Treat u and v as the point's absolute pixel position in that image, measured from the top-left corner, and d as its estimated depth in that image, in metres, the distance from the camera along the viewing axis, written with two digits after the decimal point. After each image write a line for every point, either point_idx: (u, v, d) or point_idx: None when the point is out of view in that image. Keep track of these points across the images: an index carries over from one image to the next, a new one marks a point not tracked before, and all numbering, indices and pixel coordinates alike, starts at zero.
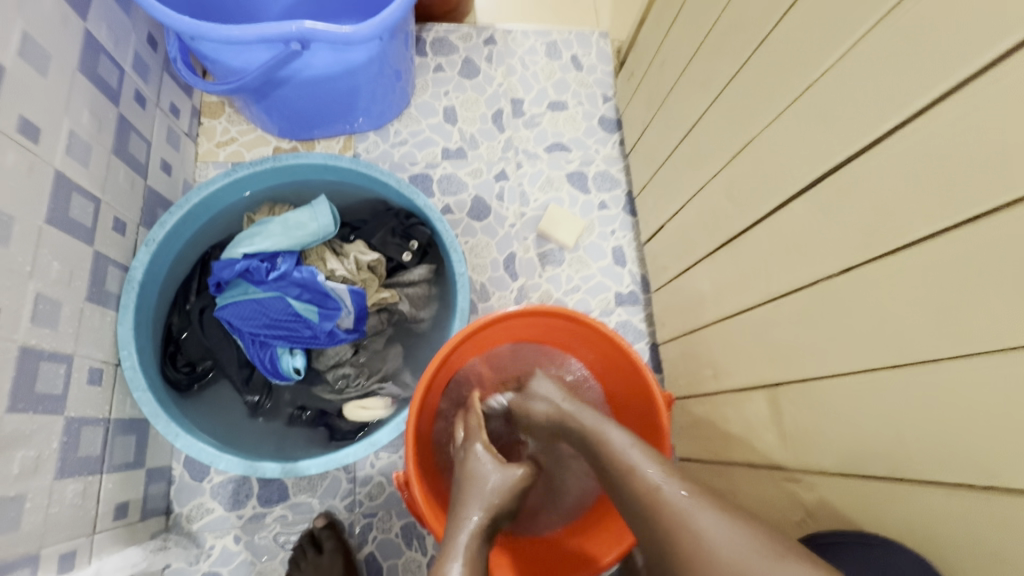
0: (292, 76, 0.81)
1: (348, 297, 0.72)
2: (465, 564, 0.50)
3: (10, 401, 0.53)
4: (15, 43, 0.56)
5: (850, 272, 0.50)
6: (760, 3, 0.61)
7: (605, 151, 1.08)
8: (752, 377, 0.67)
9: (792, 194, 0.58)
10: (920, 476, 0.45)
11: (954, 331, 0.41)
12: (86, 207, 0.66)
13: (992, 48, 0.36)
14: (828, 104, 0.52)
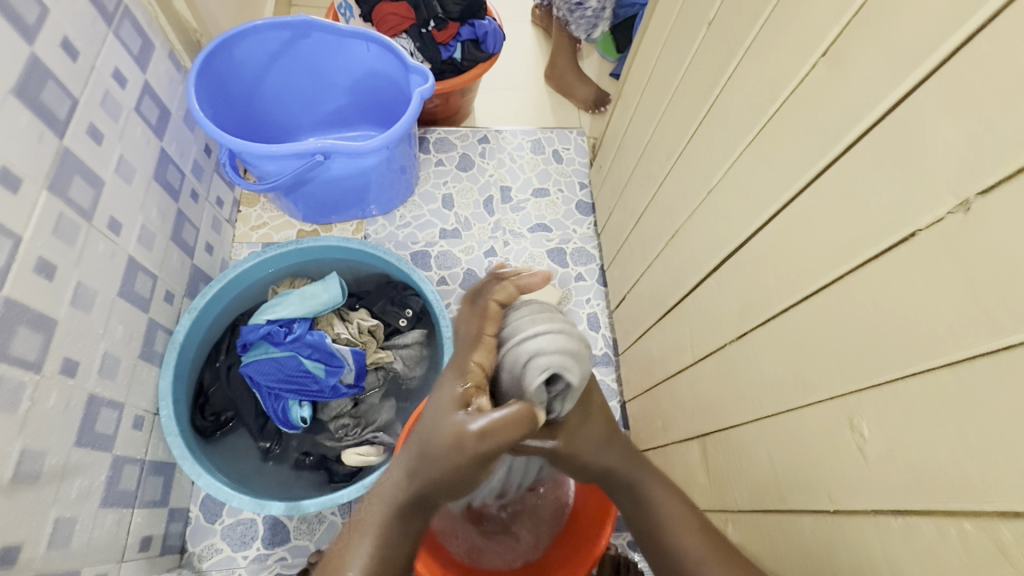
0: (316, 176, 1.00)
1: (350, 356, 0.87)
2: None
3: (77, 437, 0.66)
4: (113, 163, 0.75)
5: (743, 336, 0.63)
6: (677, 127, 0.79)
7: (582, 230, 1.25)
8: (691, 428, 0.77)
9: (706, 272, 0.72)
10: (800, 506, 0.54)
11: (804, 381, 0.53)
12: (146, 282, 0.82)
13: (800, 178, 0.52)
14: (721, 204, 0.67)
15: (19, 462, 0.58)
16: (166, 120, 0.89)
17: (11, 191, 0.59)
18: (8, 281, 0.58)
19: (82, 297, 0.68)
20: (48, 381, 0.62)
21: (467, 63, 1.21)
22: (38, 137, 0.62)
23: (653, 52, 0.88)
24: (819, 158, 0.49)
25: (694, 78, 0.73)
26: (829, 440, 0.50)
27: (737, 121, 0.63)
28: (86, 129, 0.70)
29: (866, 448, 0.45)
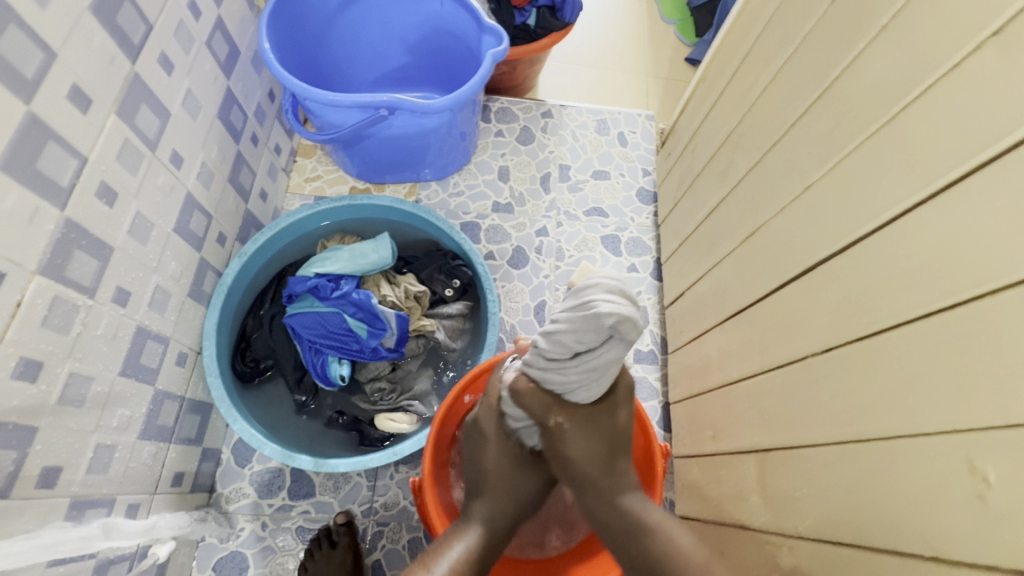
0: (377, 132, 0.97)
1: (394, 320, 0.84)
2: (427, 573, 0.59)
3: (123, 366, 0.66)
4: (181, 95, 0.74)
5: (829, 350, 0.57)
6: (772, 114, 0.72)
7: (640, 218, 1.18)
8: (747, 442, 0.71)
9: (790, 275, 0.65)
10: (881, 546, 0.48)
11: (910, 409, 0.46)
12: (201, 222, 0.81)
13: (939, 178, 0.45)
14: (819, 202, 0.61)
15: (66, 384, 0.58)
16: (235, 58, 0.87)
17: (81, 111, 0.57)
18: (70, 203, 0.57)
19: (139, 228, 0.68)
20: (100, 308, 0.62)
21: (541, 30, 1.14)
22: (110, 60, 0.60)
23: (752, 31, 0.80)
24: (970, 159, 0.42)
25: (805, 59, 0.65)
26: (937, 478, 0.43)
27: (856, 111, 0.56)
28: (158, 57, 0.68)
29: (988, 496, 0.39)
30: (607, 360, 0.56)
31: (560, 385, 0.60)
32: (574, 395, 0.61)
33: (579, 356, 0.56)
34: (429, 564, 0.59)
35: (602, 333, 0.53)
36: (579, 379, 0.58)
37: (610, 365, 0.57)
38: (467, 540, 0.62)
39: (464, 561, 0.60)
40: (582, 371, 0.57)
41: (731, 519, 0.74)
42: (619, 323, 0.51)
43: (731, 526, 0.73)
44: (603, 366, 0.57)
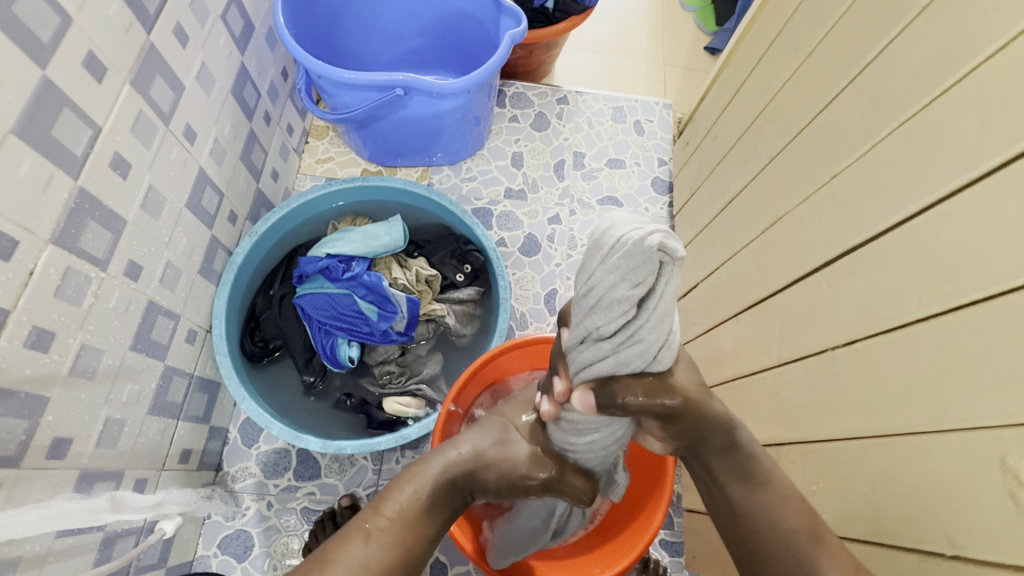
0: (391, 113, 0.95)
1: (405, 304, 0.83)
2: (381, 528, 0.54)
3: (134, 341, 0.66)
4: (195, 69, 0.72)
5: (852, 343, 0.56)
6: (800, 100, 0.70)
7: (655, 209, 1.17)
8: (761, 436, 0.70)
9: (813, 267, 0.64)
10: (901, 542, 0.48)
11: (937, 404, 0.45)
12: (213, 199, 0.80)
13: (977, 167, 0.44)
14: (847, 191, 0.59)
15: (78, 356, 0.58)
16: (250, 34, 0.86)
17: (96, 79, 0.56)
18: (84, 172, 0.56)
19: (152, 201, 0.67)
20: (112, 280, 0.61)
21: (559, 14, 1.12)
22: (126, 28, 0.59)
23: (781, 15, 0.78)
24: (1013, 145, 0.41)
25: (836, 45, 0.64)
26: (963, 476, 0.42)
27: (892, 97, 0.54)
28: (173, 28, 0.67)
29: (1019, 495, 0.38)
30: (672, 302, 0.42)
31: (635, 357, 0.46)
32: (650, 356, 0.47)
33: (643, 308, 0.43)
34: (379, 509, 0.55)
35: (654, 266, 0.40)
36: (652, 342, 0.45)
37: (675, 309, 0.44)
38: (420, 484, 0.58)
39: (418, 512, 0.56)
40: (655, 324, 0.44)
41: None
42: (667, 248, 0.39)
43: None
44: (671, 307, 0.43)
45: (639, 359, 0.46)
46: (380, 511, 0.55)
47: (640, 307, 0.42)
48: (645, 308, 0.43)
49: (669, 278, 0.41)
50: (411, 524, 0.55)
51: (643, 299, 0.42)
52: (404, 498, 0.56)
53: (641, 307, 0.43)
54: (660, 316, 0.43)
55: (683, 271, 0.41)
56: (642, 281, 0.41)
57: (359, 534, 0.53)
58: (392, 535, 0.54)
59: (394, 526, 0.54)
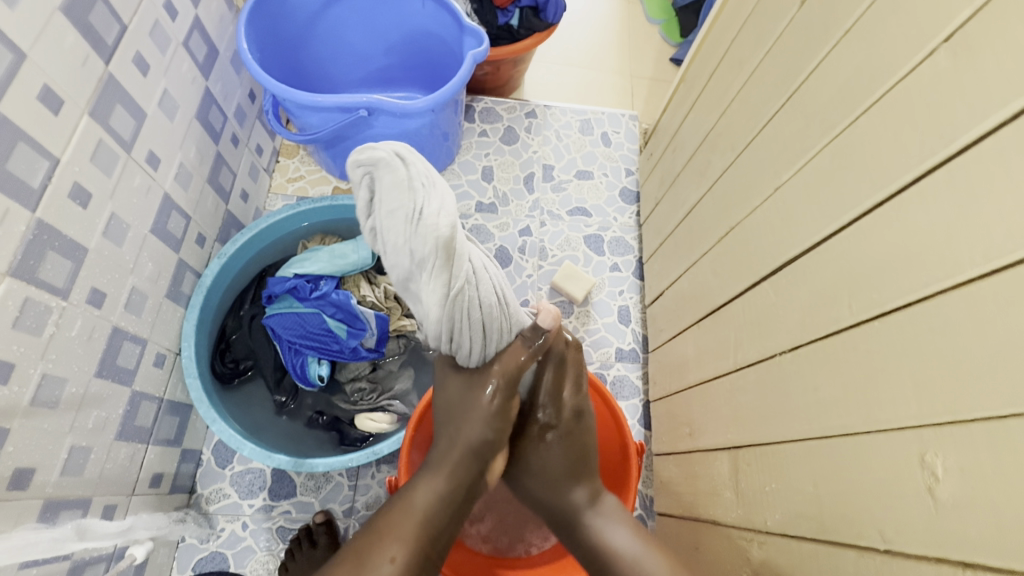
0: (358, 133, 0.97)
1: (374, 320, 0.85)
2: (389, 545, 0.57)
3: (98, 368, 0.66)
4: (157, 96, 0.73)
5: (796, 349, 0.59)
6: (747, 115, 0.73)
7: (623, 218, 1.19)
8: (721, 439, 0.73)
9: (761, 275, 0.67)
10: (842, 539, 0.50)
11: (869, 406, 0.48)
12: (179, 223, 0.81)
13: (896, 181, 0.47)
14: (788, 203, 0.62)
15: (39, 386, 0.58)
16: (213, 59, 0.87)
17: (52, 112, 0.57)
18: (42, 204, 0.57)
19: (115, 228, 0.67)
20: (73, 309, 0.62)
21: (523, 30, 1.14)
22: (83, 60, 0.60)
23: (729, 33, 0.82)
24: (923, 162, 0.44)
25: (775, 64, 0.67)
26: (892, 473, 0.45)
27: (823, 114, 0.57)
28: (133, 58, 0.68)
29: (938, 490, 0.41)
30: (397, 189, 0.47)
31: (413, 246, 0.47)
32: (439, 249, 0.46)
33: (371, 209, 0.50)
34: (380, 532, 0.58)
35: (365, 175, 0.48)
36: (417, 228, 0.46)
37: (422, 247, 0.46)
38: (416, 506, 0.59)
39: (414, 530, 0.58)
40: (399, 234, 0.47)
41: (706, 515, 0.75)
42: (367, 158, 0.48)
43: (707, 522, 0.74)
44: (388, 224, 0.48)
45: (419, 249, 0.46)
46: (382, 534, 0.57)
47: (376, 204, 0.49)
48: (389, 209, 0.47)
49: (374, 178, 0.48)
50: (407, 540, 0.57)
51: (363, 190, 0.50)
52: (403, 517, 0.59)
53: (388, 215, 0.47)
54: (381, 224, 0.48)
55: (393, 163, 0.47)
56: (380, 173, 0.48)
57: (353, 555, 0.56)
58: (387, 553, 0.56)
59: (389, 552, 0.56)
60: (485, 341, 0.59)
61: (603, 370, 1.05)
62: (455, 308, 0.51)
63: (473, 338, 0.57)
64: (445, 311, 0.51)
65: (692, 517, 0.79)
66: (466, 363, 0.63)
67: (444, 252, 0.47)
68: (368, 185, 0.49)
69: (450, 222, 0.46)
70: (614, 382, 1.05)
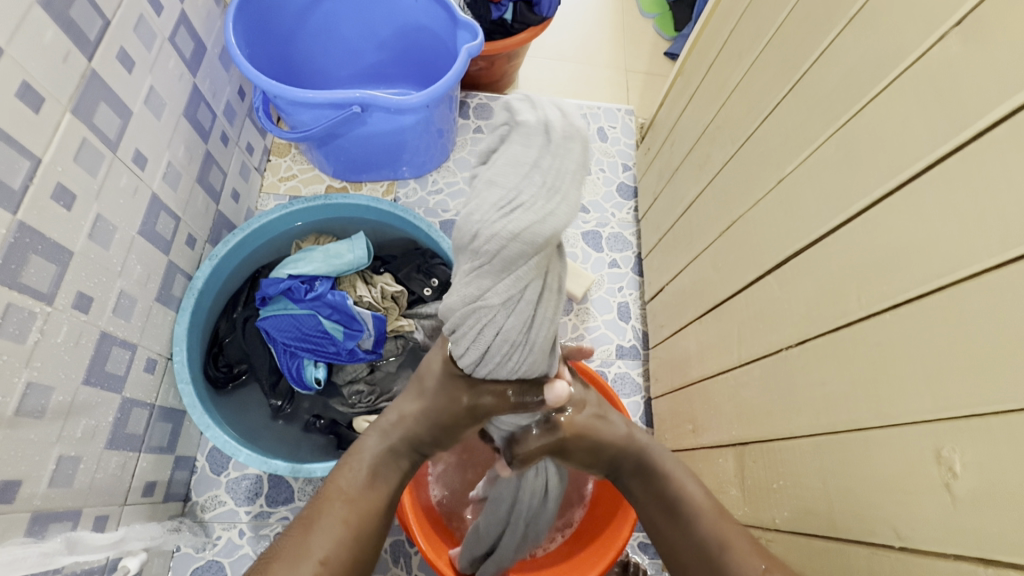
0: (351, 130, 0.95)
1: (371, 322, 0.83)
2: (329, 511, 0.48)
3: (86, 374, 0.64)
4: (143, 93, 0.71)
5: (803, 344, 0.58)
6: (748, 107, 0.72)
7: (621, 214, 1.18)
8: (725, 436, 0.72)
9: (765, 269, 0.66)
10: (854, 536, 0.49)
11: (880, 401, 0.47)
12: (168, 224, 0.79)
13: (905, 170, 0.46)
14: (792, 196, 0.61)
15: (24, 395, 0.56)
16: (201, 55, 0.85)
17: (33, 110, 0.55)
18: (24, 206, 0.54)
19: (101, 230, 0.65)
20: (59, 314, 0.60)
21: (517, 25, 1.13)
22: (64, 56, 0.58)
23: (727, 24, 0.80)
24: (933, 150, 0.43)
25: (776, 54, 0.66)
26: (906, 468, 0.44)
27: (827, 104, 0.56)
28: (116, 54, 0.66)
29: (955, 486, 0.40)
30: (514, 169, 0.36)
31: (483, 229, 0.35)
32: (506, 253, 0.35)
33: (484, 163, 0.38)
34: (322, 497, 0.49)
35: (501, 129, 0.38)
36: (504, 220, 0.35)
37: (498, 222, 0.35)
38: (363, 463, 0.52)
39: (364, 486, 0.51)
40: (484, 196, 0.36)
41: None
42: (514, 111, 0.38)
43: None
44: (483, 187, 0.36)
45: (484, 242, 0.35)
46: (323, 499, 0.49)
47: (496, 158, 0.37)
48: (498, 171, 0.36)
49: (502, 136, 0.38)
50: (358, 499, 0.49)
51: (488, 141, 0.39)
52: (349, 480, 0.50)
53: (495, 174, 0.36)
54: (490, 184, 0.36)
55: (535, 132, 0.36)
56: (506, 134, 0.38)
57: (298, 525, 0.47)
58: (338, 515, 0.48)
59: (338, 513, 0.48)
60: (482, 359, 0.44)
61: (604, 367, 1.04)
62: (472, 316, 0.40)
63: (472, 348, 0.43)
64: (464, 312, 0.40)
65: None
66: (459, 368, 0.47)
67: (502, 265, 0.36)
68: (500, 141, 0.38)
69: (538, 242, 0.35)
70: (615, 379, 1.04)
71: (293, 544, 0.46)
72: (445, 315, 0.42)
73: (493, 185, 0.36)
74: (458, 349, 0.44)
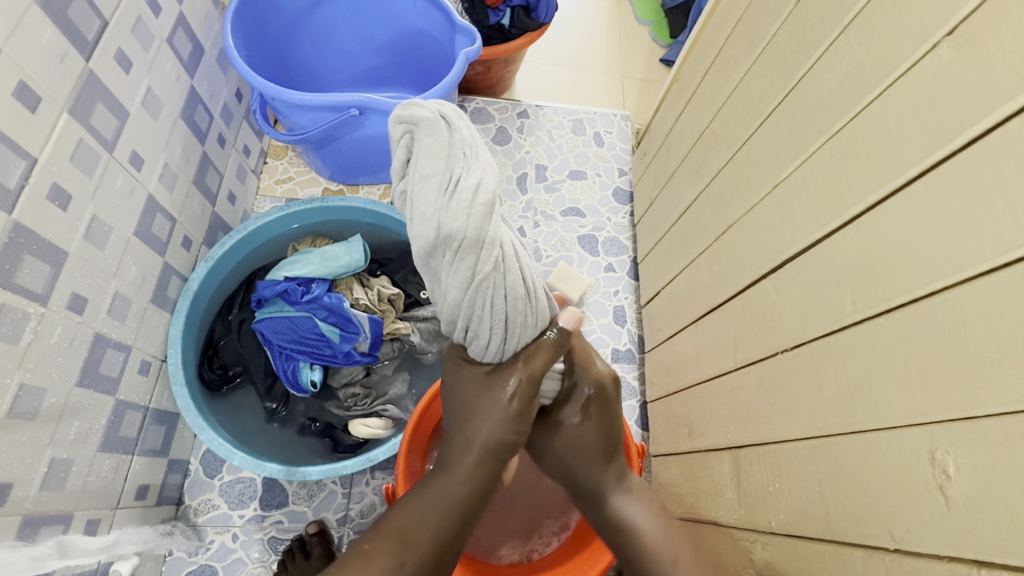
0: (349, 133, 0.95)
1: (368, 324, 0.83)
2: (386, 550, 0.51)
3: (80, 376, 0.64)
4: (140, 94, 0.71)
5: (798, 347, 0.58)
6: (744, 113, 0.73)
7: (617, 218, 1.18)
8: (721, 439, 0.72)
9: (760, 273, 0.66)
10: (848, 539, 0.49)
11: (875, 404, 0.47)
12: (164, 225, 0.78)
13: (899, 176, 0.46)
14: (787, 200, 0.62)
15: (17, 397, 0.55)
16: (199, 57, 0.85)
17: (29, 110, 0.55)
18: (19, 205, 0.54)
19: (96, 231, 0.65)
20: (53, 316, 0.59)
21: (514, 30, 1.13)
22: (62, 56, 0.58)
23: (723, 31, 0.81)
24: (926, 157, 0.44)
25: (772, 60, 0.67)
26: (900, 471, 0.44)
27: (822, 110, 0.57)
28: (114, 55, 0.66)
29: (949, 488, 0.40)
30: (435, 159, 0.39)
31: (443, 219, 0.38)
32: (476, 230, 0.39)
33: (405, 178, 0.42)
34: (382, 531, 0.53)
35: (405, 142, 0.42)
36: (450, 201, 0.38)
37: (460, 207, 0.38)
38: (427, 503, 0.54)
39: (421, 527, 0.52)
40: (427, 196, 0.39)
41: (707, 516, 0.75)
42: (406, 116, 0.41)
43: (708, 523, 0.74)
44: (416, 190, 0.40)
45: (450, 226, 0.38)
46: (383, 539, 0.52)
47: (411, 171, 0.41)
48: (425, 172, 0.39)
49: (408, 149, 0.42)
50: (414, 542, 0.52)
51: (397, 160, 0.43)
52: (409, 521, 0.53)
53: (425, 180, 0.39)
54: (424, 189, 0.39)
55: (437, 125, 0.39)
56: (409, 146, 0.41)
57: (356, 558, 0.50)
58: (394, 555, 0.50)
59: (397, 553, 0.51)
60: (505, 334, 0.48)
61: None
62: (477, 297, 0.42)
63: (493, 330, 0.47)
64: (470, 303, 0.43)
65: (692, 518, 0.78)
66: (488, 359, 0.52)
67: (474, 235, 0.39)
68: (408, 151, 0.42)
69: (489, 203, 0.39)
70: None
71: None
72: (452, 318, 0.46)
73: (428, 184, 0.39)
74: (480, 337, 0.48)
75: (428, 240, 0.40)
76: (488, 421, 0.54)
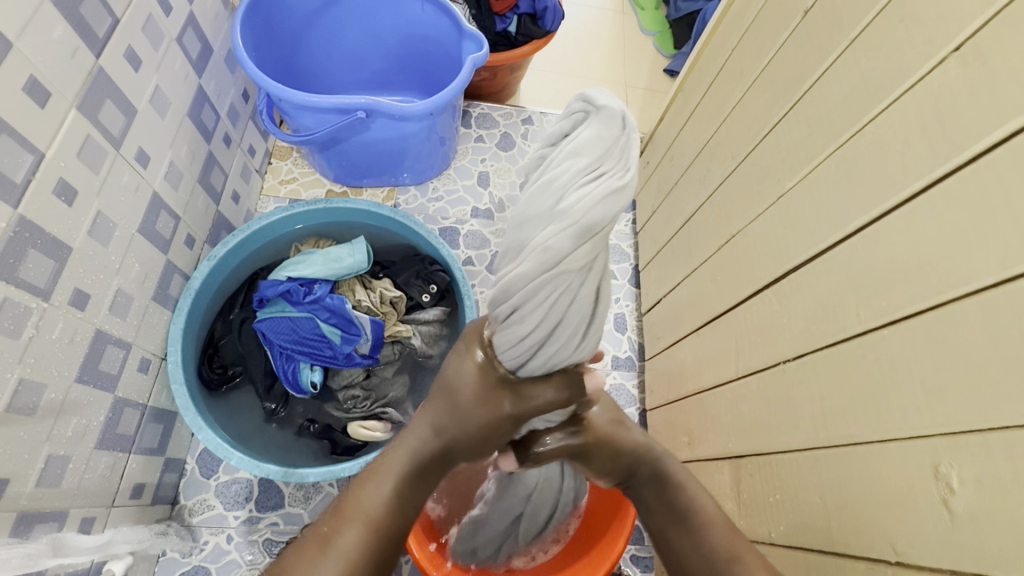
0: (354, 135, 0.95)
1: (369, 326, 0.83)
2: (342, 530, 0.50)
3: (79, 372, 0.63)
4: (148, 92, 0.71)
5: (800, 358, 0.58)
6: (748, 123, 0.74)
7: (619, 226, 1.19)
8: (720, 449, 0.72)
9: (763, 283, 0.66)
10: (851, 551, 0.49)
11: (878, 416, 0.47)
12: (168, 223, 0.78)
13: (904, 189, 0.47)
14: (791, 211, 0.62)
15: (16, 391, 0.55)
16: (207, 56, 0.85)
17: (40, 105, 0.55)
18: (25, 200, 0.54)
19: (100, 227, 0.65)
20: (55, 311, 0.59)
21: (521, 38, 1.14)
22: (72, 52, 0.58)
23: (729, 43, 0.82)
24: (931, 171, 0.44)
25: (777, 72, 0.68)
26: (903, 484, 0.44)
27: (827, 123, 0.57)
28: (124, 52, 0.66)
29: (953, 501, 0.40)
30: (598, 146, 0.34)
31: (569, 192, 0.33)
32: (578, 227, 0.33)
33: (557, 144, 0.36)
34: (338, 513, 0.52)
35: (578, 114, 0.36)
36: (587, 184, 0.33)
37: (592, 195, 0.33)
38: (384, 478, 0.53)
39: (383, 512, 0.52)
40: (565, 167, 0.34)
41: None
42: (592, 95, 0.35)
43: None
44: (561, 159, 0.35)
45: (570, 203, 0.33)
46: (338, 522, 0.51)
47: (564, 139, 0.36)
48: (576, 147, 0.34)
49: (572, 121, 0.36)
50: (374, 523, 0.51)
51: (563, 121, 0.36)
52: (366, 500, 0.52)
53: (573, 151, 0.34)
54: (568, 159, 0.34)
55: (615, 120, 0.34)
56: (574, 122, 0.36)
57: (315, 541, 0.50)
58: (352, 536, 0.50)
59: (353, 533, 0.50)
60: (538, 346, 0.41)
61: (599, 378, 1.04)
62: (549, 289, 0.36)
63: (531, 331, 0.40)
64: (534, 288, 0.36)
65: None
66: (504, 360, 0.44)
67: (584, 230, 0.33)
68: (573, 123, 0.36)
69: (617, 212, 0.33)
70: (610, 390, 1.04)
71: (308, 560, 0.48)
72: (504, 296, 0.38)
73: (576, 155, 0.34)
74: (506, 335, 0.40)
75: (549, 199, 0.34)
76: (447, 412, 0.51)
